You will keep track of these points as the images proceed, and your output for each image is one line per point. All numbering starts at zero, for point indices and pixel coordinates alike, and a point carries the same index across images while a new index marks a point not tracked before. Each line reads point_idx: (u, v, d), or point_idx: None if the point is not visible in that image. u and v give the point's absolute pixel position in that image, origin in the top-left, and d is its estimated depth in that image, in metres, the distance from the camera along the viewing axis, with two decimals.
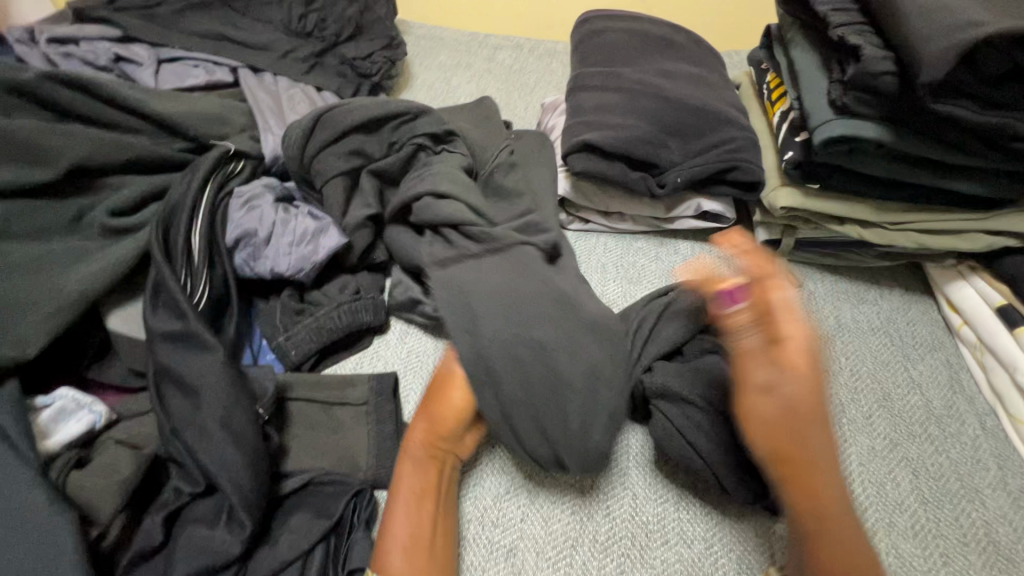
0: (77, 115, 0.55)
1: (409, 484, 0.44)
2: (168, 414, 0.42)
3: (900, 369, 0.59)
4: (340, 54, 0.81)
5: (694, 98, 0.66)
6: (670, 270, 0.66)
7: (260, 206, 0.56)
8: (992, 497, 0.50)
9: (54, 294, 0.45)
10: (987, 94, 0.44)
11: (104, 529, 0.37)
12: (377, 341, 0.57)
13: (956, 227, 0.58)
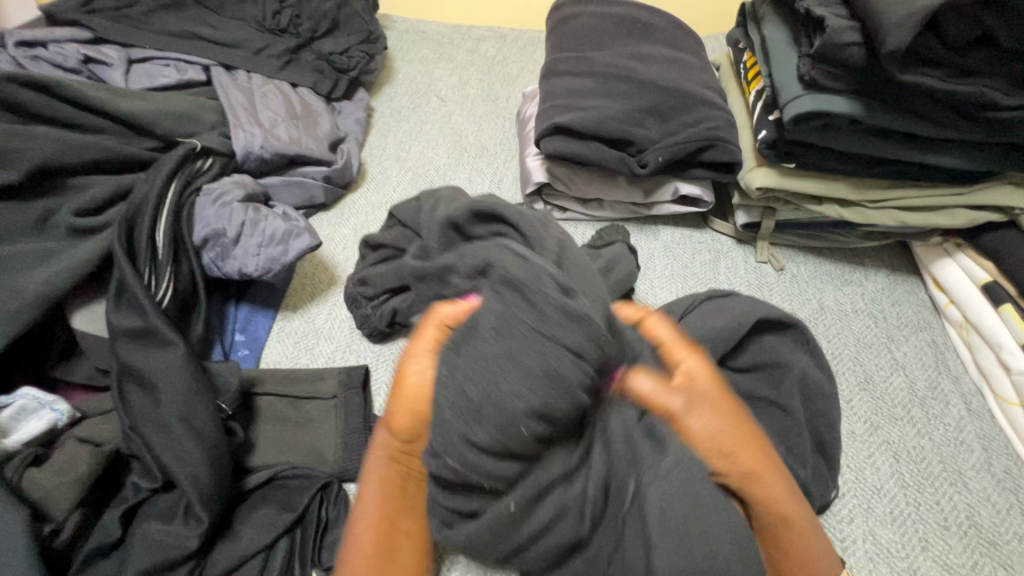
0: (41, 116, 0.56)
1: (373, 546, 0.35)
2: (128, 411, 0.42)
3: (883, 351, 0.58)
4: (316, 49, 0.81)
5: (668, 80, 0.65)
6: (677, 263, 0.65)
7: (229, 204, 0.56)
8: (975, 478, 0.48)
9: (16, 294, 0.45)
10: (953, 61, 0.43)
11: (60, 526, 0.37)
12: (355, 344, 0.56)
13: (938, 203, 0.56)
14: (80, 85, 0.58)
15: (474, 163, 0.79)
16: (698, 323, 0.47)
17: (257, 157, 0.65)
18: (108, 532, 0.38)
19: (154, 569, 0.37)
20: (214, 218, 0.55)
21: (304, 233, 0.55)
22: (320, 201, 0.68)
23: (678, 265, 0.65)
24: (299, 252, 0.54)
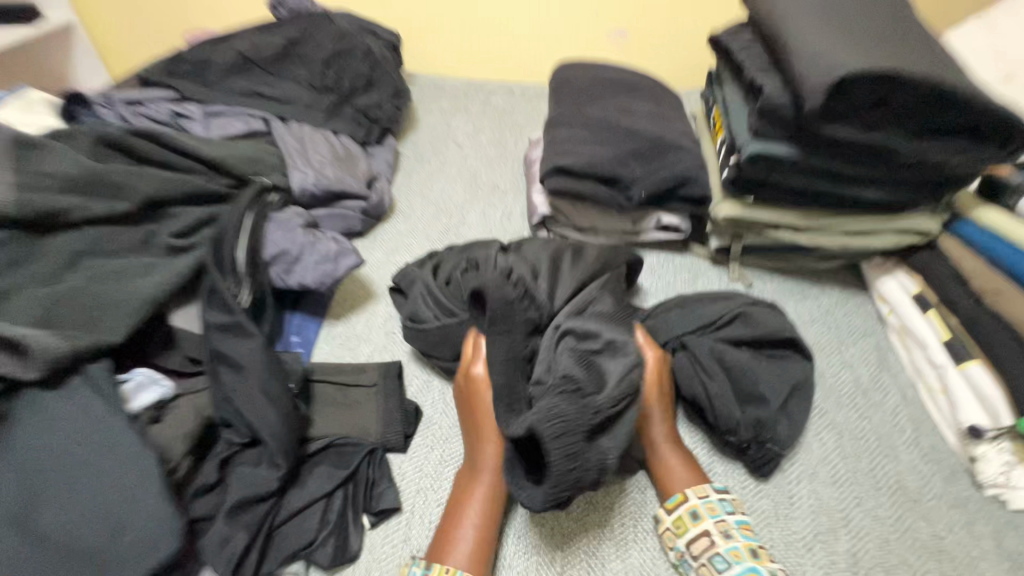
0: (141, 157, 0.68)
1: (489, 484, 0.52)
2: (221, 386, 0.54)
3: (833, 351, 0.68)
4: (354, 104, 0.96)
5: (649, 130, 0.79)
6: (657, 281, 0.78)
7: (293, 229, 0.69)
8: (906, 451, 0.58)
9: (131, 292, 0.56)
10: (862, 118, 0.56)
11: (176, 466, 0.48)
12: (397, 345, 0.68)
13: (873, 229, 0.68)
14: (175, 135, 0.72)
15: (487, 197, 0.93)
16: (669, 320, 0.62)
17: (309, 193, 0.79)
18: (206, 478, 0.49)
19: (244, 502, 0.48)
20: (281, 239, 0.67)
21: (351, 254, 0.69)
22: (358, 229, 0.81)
23: (660, 282, 0.78)
24: (347, 268, 0.67)
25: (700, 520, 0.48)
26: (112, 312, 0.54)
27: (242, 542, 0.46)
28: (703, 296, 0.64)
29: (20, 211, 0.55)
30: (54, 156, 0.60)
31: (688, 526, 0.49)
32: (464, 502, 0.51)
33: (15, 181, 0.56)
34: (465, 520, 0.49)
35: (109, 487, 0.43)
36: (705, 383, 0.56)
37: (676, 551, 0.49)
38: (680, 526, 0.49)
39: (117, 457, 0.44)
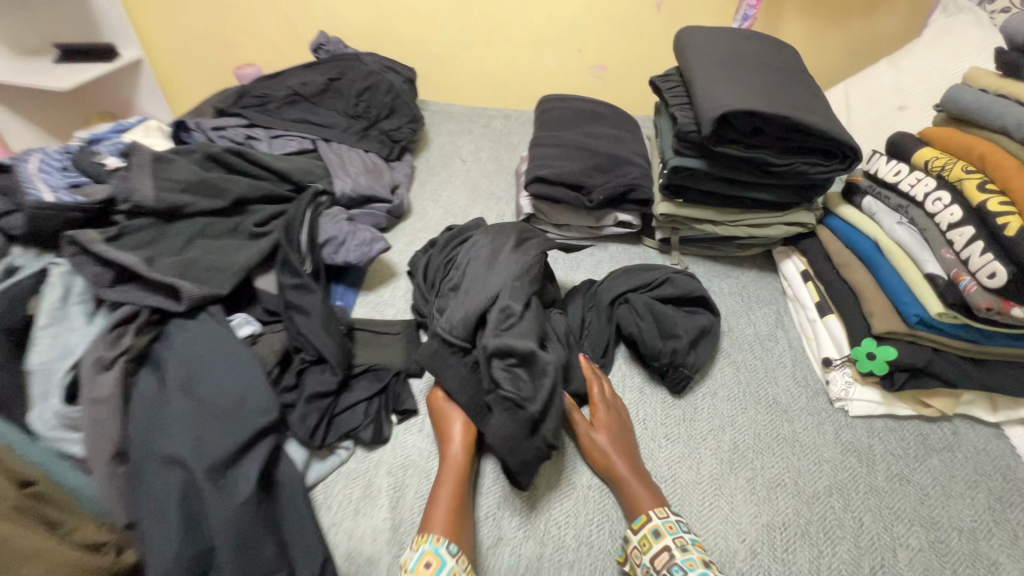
0: (229, 166, 0.92)
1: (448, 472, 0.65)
2: (293, 324, 0.77)
3: (743, 313, 0.91)
4: (380, 128, 1.22)
5: (608, 149, 1.03)
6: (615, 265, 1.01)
7: (340, 221, 0.93)
8: (784, 379, 0.80)
9: (231, 259, 0.80)
10: (745, 140, 0.79)
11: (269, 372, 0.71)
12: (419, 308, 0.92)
13: (771, 221, 0.91)
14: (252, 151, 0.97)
15: (485, 202, 1.17)
16: (615, 282, 0.83)
17: (347, 197, 1.03)
18: (287, 381, 0.71)
19: (314, 396, 0.70)
20: (331, 229, 0.91)
21: (382, 240, 0.92)
22: (383, 225, 1.05)
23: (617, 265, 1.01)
24: (378, 250, 0.91)
25: (661, 537, 0.59)
26: (219, 272, 0.77)
27: (314, 419, 0.69)
28: (643, 268, 0.86)
29: (156, 205, 0.79)
30: (175, 165, 0.84)
31: (651, 543, 0.59)
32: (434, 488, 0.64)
33: (153, 184, 0.81)
34: (445, 487, 0.63)
35: (231, 374, 0.65)
36: (636, 322, 0.76)
37: (642, 567, 0.58)
38: (645, 543, 0.59)
39: (236, 358, 0.67)
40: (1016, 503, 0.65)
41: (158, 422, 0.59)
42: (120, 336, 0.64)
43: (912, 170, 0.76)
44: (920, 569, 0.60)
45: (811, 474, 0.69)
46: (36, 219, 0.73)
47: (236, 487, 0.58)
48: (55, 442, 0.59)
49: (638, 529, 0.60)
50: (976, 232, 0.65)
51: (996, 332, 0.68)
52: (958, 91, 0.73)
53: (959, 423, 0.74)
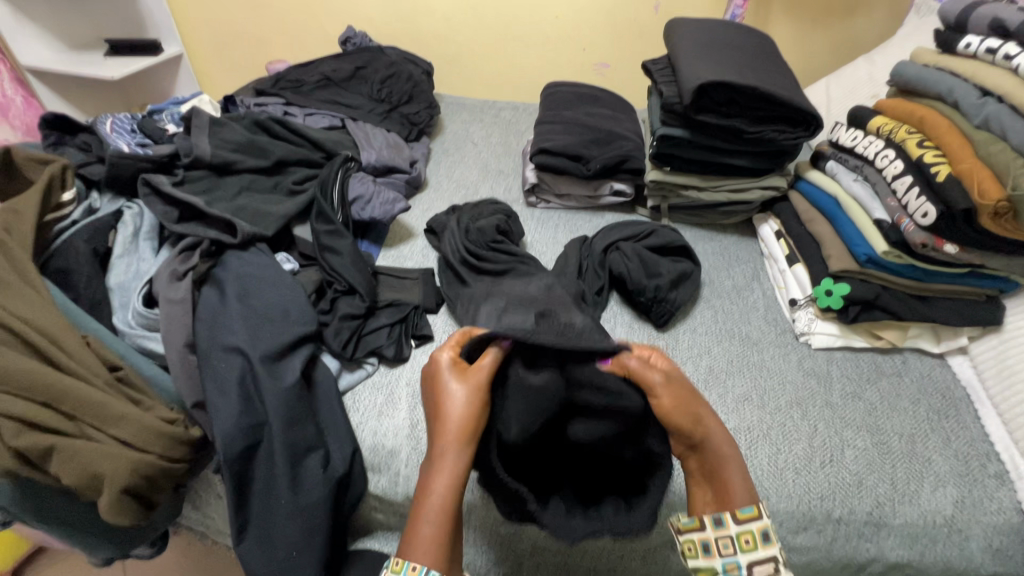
0: (271, 132, 1.05)
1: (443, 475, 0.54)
2: (327, 262, 0.88)
3: (725, 267, 1.01)
4: (401, 111, 1.35)
5: (605, 126, 1.15)
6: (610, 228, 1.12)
7: (366, 183, 1.04)
8: (756, 319, 0.90)
9: (273, 207, 0.92)
10: (720, 110, 0.91)
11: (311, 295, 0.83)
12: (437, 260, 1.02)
13: (751, 185, 1.01)
14: (290, 122, 1.10)
15: (494, 177, 1.29)
16: (607, 234, 0.95)
17: (372, 166, 1.15)
18: (322, 305, 0.83)
19: (346, 318, 0.81)
20: (359, 188, 1.02)
21: (402, 201, 1.03)
22: (403, 193, 1.17)
23: None
24: (401, 208, 1.01)
25: (769, 544, 0.53)
26: (264, 216, 0.89)
27: (346, 335, 0.80)
28: (632, 225, 0.97)
29: (212, 159, 0.92)
30: (227, 129, 0.97)
31: (756, 544, 0.53)
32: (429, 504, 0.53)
33: (210, 143, 0.94)
34: (436, 485, 0.53)
35: (280, 294, 0.77)
36: (624, 266, 0.88)
37: (729, 562, 0.53)
38: (746, 541, 0.53)
39: (283, 282, 0.79)
40: (950, 415, 0.76)
41: (222, 323, 0.72)
42: (188, 257, 0.79)
43: (868, 135, 0.89)
44: (863, 463, 0.70)
45: (775, 391, 0.78)
46: (115, 166, 0.87)
47: (283, 376, 0.70)
48: (138, 338, 0.73)
49: (745, 519, 0.53)
50: (914, 181, 0.76)
51: (937, 270, 0.80)
52: (905, 66, 0.87)
53: (909, 354, 0.84)
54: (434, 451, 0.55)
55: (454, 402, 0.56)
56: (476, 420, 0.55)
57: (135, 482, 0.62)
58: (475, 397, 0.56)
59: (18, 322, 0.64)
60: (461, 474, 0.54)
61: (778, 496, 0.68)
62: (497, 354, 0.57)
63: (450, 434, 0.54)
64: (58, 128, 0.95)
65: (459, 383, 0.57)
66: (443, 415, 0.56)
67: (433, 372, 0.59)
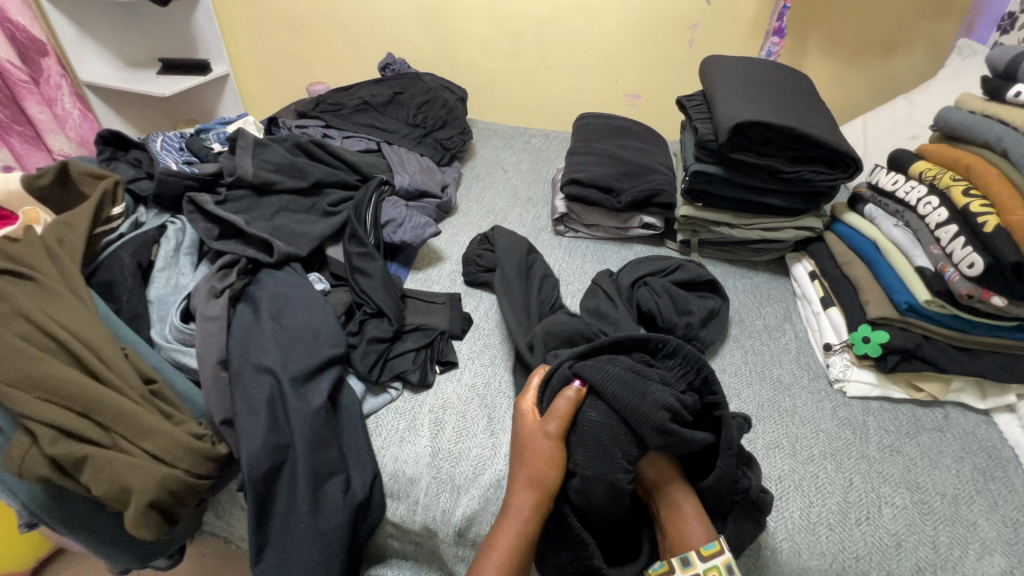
0: (311, 154, 1.08)
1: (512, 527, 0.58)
2: (358, 283, 0.89)
3: (755, 305, 0.99)
4: (435, 136, 1.38)
5: (637, 159, 1.15)
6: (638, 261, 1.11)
7: (400, 205, 1.05)
8: (788, 362, 0.88)
9: (309, 226, 0.93)
10: (754, 149, 0.91)
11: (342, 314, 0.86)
12: (463, 287, 1.03)
13: (785, 226, 1.00)
14: (328, 144, 1.12)
15: (523, 203, 1.30)
16: (638, 268, 0.95)
17: (405, 190, 1.17)
18: (351, 327, 0.84)
19: (373, 342, 0.82)
20: (392, 212, 1.03)
21: (433, 225, 1.04)
22: (433, 217, 1.19)
23: None
24: (433, 233, 1.02)
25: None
26: (299, 236, 0.91)
27: (373, 359, 0.80)
28: (662, 260, 0.97)
29: (254, 179, 0.95)
30: (269, 150, 1.00)
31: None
32: (492, 545, 0.58)
33: (253, 164, 0.97)
34: (500, 538, 0.58)
35: (313, 316, 0.78)
36: (655, 298, 0.86)
37: None
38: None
39: (318, 304, 0.80)
40: (998, 477, 0.72)
41: (254, 342, 0.74)
42: (225, 275, 0.81)
43: (909, 179, 0.88)
44: (901, 523, 0.66)
45: (808, 439, 0.76)
46: (162, 183, 0.90)
47: (311, 398, 0.71)
48: (173, 352, 0.75)
49: (709, 556, 0.56)
50: (959, 229, 0.74)
51: (982, 322, 0.77)
52: (950, 112, 0.86)
53: (951, 408, 0.81)
54: (506, 504, 0.60)
55: (530, 449, 0.62)
56: (546, 477, 0.60)
57: (161, 497, 0.62)
58: (551, 450, 0.61)
59: (62, 331, 0.66)
60: (526, 529, 0.58)
61: (809, 551, 0.64)
62: (568, 399, 0.62)
63: (523, 490, 0.60)
64: (112, 144, 1.00)
65: (538, 432, 0.62)
66: (519, 465, 0.62)
67: (518, 425, 0.65)
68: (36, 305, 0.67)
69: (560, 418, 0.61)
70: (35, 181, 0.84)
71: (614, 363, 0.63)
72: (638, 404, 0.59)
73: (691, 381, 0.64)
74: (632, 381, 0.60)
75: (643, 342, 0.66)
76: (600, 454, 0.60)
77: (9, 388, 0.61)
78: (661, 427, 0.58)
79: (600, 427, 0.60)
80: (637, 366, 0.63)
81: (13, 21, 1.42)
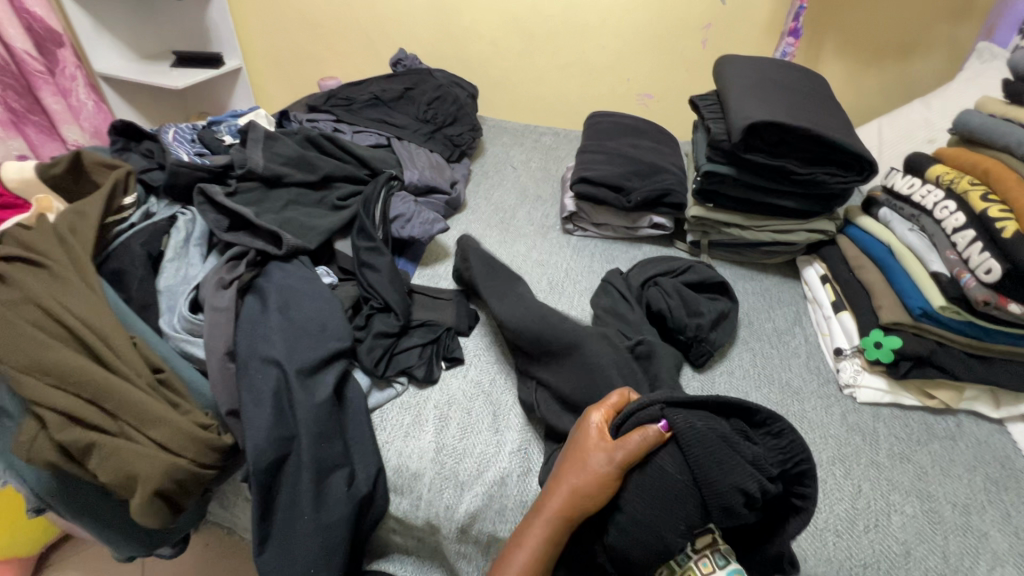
0: (320, 147, 1.08)
1: (540, 531, 0.59)
2: (365, 278, 0.88)
3: (765, 308, 0.98)
4: (445, 132, 1.38)
5: (648, 159, 1.14)
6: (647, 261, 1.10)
7: (409, 200, 1.05)
8: (798, 366, 0.87)
9: (317, 219, 0.93)
10: (767, 150, 0.90)
11: (350, 308, 0.86)
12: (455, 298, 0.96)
13: (797, 228, 0.99)
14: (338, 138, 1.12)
15: (532, 201, 1.29)
16: (647, 268, 0.94)
17: (414, 185, 1.17)
18: (358, 321, 0.84)
19: (379, 337, 0.82)
20: (400, 207, 1.03)
21: (441, 221, 1.03)
22: (442, 213, 1.19)
23: None
24: (441, 228, 1.02)
25: (726, 567, 0.56)
26: (308, 229, 0.91)
27: (379, 354, 0.80)
28: (671, 261, 0.96)
29: (264, 171, 0.96)
30: (280, 143, 1.01)
31: (714, 568, 0.56)
32: (518, 548, 0.59)
33: (264, 157, 0.97)
34: (527, 538, 0.59)
35: (321, 310, 0.78)
36: (663, 299, 0.86)
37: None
38: (706, 565, 0.56)
39: (326, 298, 0.80)
40: (1011, 487, 0.70)
41: (262, 333, 0.74)
42: (234, 267, 0.82)
43: (926, 183, 0.86)
44: (910, 532, 0.65)
45: (817, 444, 0.75)
46: (173, 174, 0.91)
47: (317, 391, 0.71)
48: (181, 342, 0.75)
49: (701, 546, 0.57)
50: (977, 235, 0.73)
51: (997, 329, 0.76)
52: (970, 115, 0.84)
53: (963, 416, 0.80)
54: (538, 505, 0.60)
55: (589, 469, 0.58)
56: (590, 497, 0.58)
57: (167, 485, 0.63)
58: (605, 476, 0.57)
59: (73, 319, 0.67)
60: (553, 535, 0.58)
61: (817, 558, 0.63)
62: (649, 433, 0.57)
63: (559, 501, 0.59)
64: (125, 135, 1.01)
65: (600, 453, 0.58)
66: (567, 476, 0.59)
67: (581, 437, 0.61)
68: (47, 292, 0.68)
69: (633, 447, 0.57)
70: (49, 169, 0.86)
71: (706, 422, 0.56)
72: (718, 479, 0.52)
73: (785, 468, 0.56)
74: (723, 455, 0.53)
75: (751, 411, 0.59)
76: (659, 505, 0.56)
77: (20, 373, 0.62)
78: (730, 509, 0.52)
79: (669, 479, 0.56)
80: (732, 437, 0.55)
81: (30, 12, 1.43)
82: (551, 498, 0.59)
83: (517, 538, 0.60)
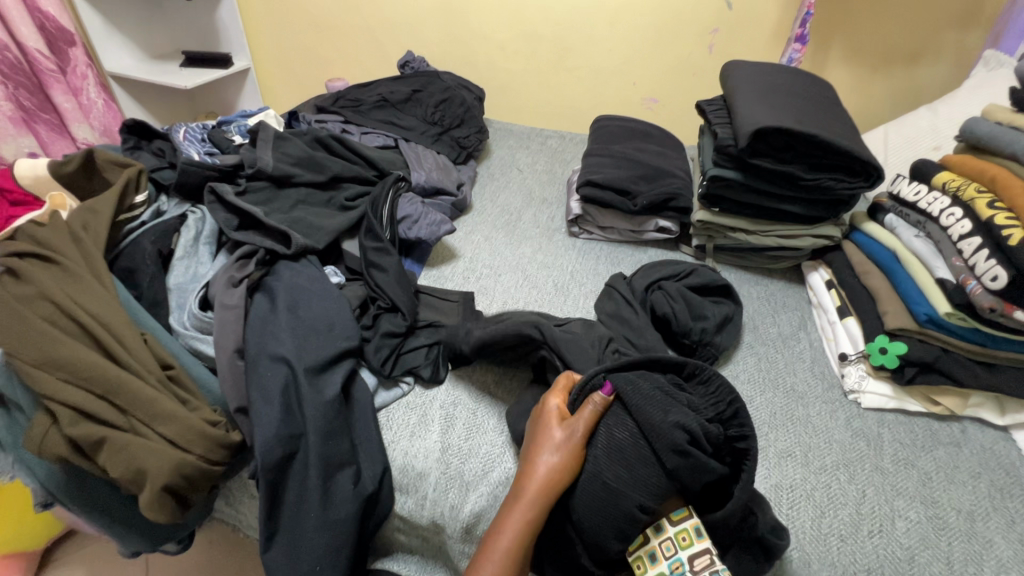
0: (329, 147, 1.09)
1: (518, 516, 0.59)
2: (373, 278, 0.89)
3: (771, 313, 0.98)
4: (452, 134, 1.39)
5: (654, 163, 1.15)
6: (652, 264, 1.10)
7: (415, 200, 1.06)
8: (803, 371, 0.87)
9: (326, 219, 0.94)
10: (774, 155, 0.90)
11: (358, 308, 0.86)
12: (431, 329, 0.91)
13: (803, 233, 0.99)
14: (347, 139, 1.13)
15: (537, 203, 1.30)
16: (652, 271, 0.94)
17: (421, 186, 1.17)
18: (365, 321, 0.84)
19: (386, 337, 0.82)
20: (408, 208, 1.04)
21: (447, 223, 1.04)
22: (448, 215, 1.19)
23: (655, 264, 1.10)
24: (448, 230, 1.03)
25: (704, 537, 0.55)
26: (316, 229, 0.91)
27: (386, 353, 0.81)
28: (677, 264, 0.96)
29: (273, 171, 0.96)
30: (290, 144, 1.01)
31: (693, 540, 0.55)
32: (497, 533, 0.59)
33: (274, 157, 0.98)
34: (505, 524, 0.59)
35: (330, 311, 0.79)
36: (670, 303, 0.86)
37: (674, 562, 0.54)
38: (684, 538, 0.55)
39: (335, 298, 0.81)
40: (1016, 495, 0.70)
41: (271, 331, 0.74)
42: (244, 265, 0.82)
43: (932, 190, 0.87)
44: (914, 537, 0.65)
45: (821, 449, 0.75)
46: (184, 173, 0.92)
47: (324, 389, 0.72)
48: (191, 340, 0.76)
49: (678, 519, 0.57)
50: (983, 242, 0.73)
51: (1002, 336, 0.76)
52: (977, 123, 0.85)
53: (968, 423, 0.80)
54: (515, 491, 0.61)
55: (552, 443, 0.62)
56: (557, 473, 0.60)
57: (176, 481, 0.63)
58: (566, 447, 0.61)
59: (85, 315, 0.67)
60: (533, 519, 0.59)
61: (821, 563, 0.63)
62: (594, 404, 0.62)
63: (531, 482, 0.60)
64: (137, 134, 1.02)
65: (557, 427, 0.63)
66: (533, 457, 0.62)
67: (541, 419, 0.65)
68: (60, 288, 0.69)
69: (582, 416, 0.62)
70: (61, 167, 0.87)
71: (646, 379, 0.62)
72: (659, 420, 0.57)
73: (720, 411, 0.61)
74: (659, 398, 0.59)
75: (678, 364, 0.65)
76: (618, 467, 0.59)
77: (32, 368, 0.62)
78: (679, 448, 0.55)
79: (623, 440, 0.59)
80: (666, 387, 0.61)
81: (42, 11, 1.44)
82: (525, 481, 0.61)
83: (497, 525, 0.60)
